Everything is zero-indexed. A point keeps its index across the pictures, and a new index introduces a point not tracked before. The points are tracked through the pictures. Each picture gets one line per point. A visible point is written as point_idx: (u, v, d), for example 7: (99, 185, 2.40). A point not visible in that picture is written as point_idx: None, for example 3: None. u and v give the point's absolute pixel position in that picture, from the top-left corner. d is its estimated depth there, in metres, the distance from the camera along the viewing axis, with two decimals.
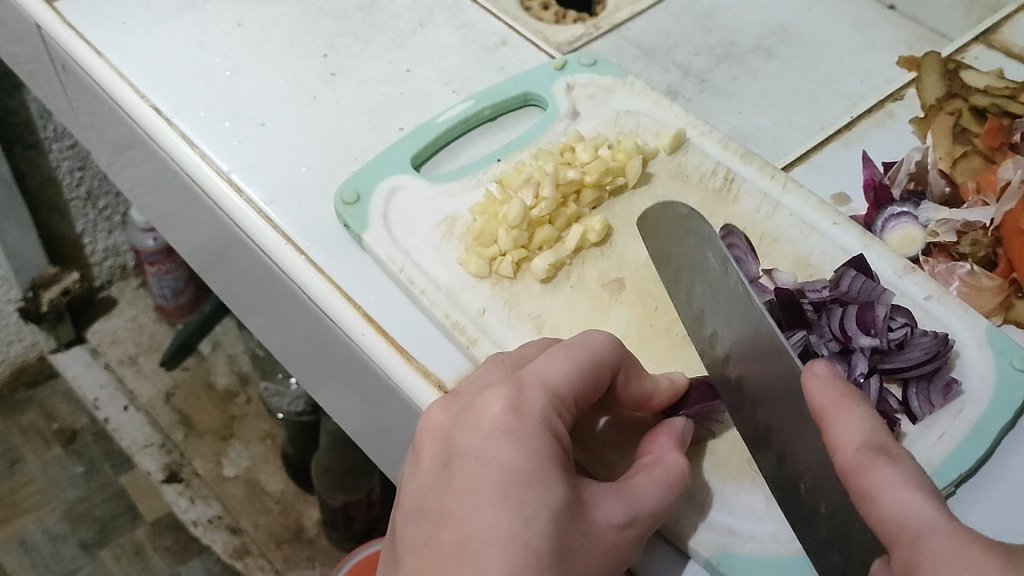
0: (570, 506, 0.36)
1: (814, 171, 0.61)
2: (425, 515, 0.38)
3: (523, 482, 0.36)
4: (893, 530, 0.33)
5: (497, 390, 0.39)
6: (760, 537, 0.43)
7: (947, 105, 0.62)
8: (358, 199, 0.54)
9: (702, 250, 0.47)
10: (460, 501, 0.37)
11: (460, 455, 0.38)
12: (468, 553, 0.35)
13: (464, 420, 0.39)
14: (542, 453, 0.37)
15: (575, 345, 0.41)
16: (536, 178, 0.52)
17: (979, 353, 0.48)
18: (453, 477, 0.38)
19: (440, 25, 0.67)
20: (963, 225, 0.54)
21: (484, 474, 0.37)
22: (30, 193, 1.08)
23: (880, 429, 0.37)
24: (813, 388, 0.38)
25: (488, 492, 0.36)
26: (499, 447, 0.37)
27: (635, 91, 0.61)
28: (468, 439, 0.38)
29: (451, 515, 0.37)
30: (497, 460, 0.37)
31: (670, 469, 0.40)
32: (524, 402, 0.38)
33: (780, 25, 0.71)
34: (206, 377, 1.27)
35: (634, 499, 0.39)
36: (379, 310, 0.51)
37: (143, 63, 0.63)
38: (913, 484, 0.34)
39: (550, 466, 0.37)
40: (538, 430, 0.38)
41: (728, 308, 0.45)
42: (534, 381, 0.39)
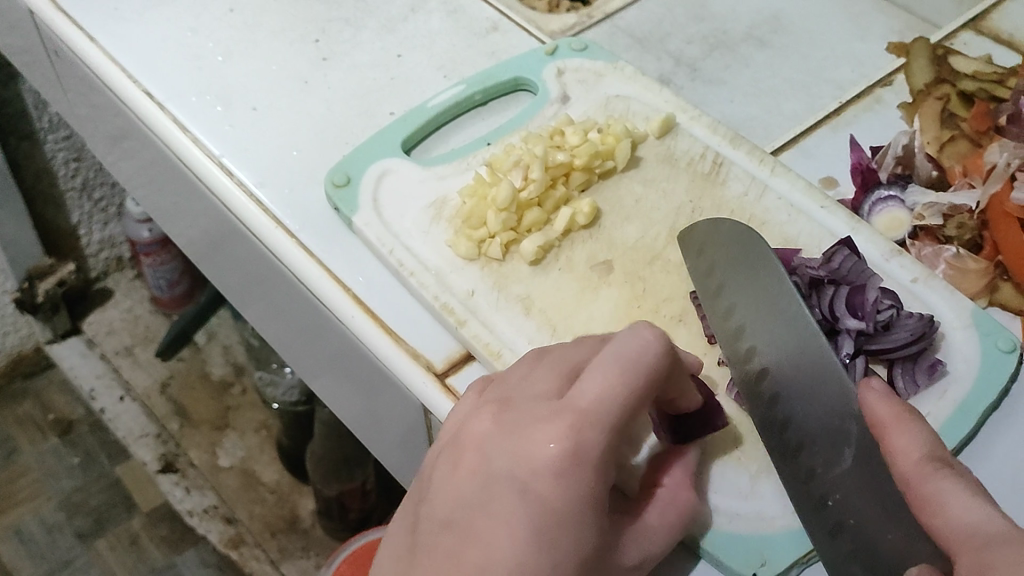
0: (595, 553, 0.37)
1: (802, 156, 0.61)
2: (450, 526, 0.38)
3: (560, 529, 0.36)
4: (954, 534, 0.34)
5: (553, 422, 0.38)
6: (745, 515, 0.43)
7: (936, 90, 0.62)
8: (348, 181, 0.55)
9: (757, 271, 0.46)
10: (489, 525, 0.37)
11: (502, 481, 0.38)
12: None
13: (513, 442, 0.38)
14: (586, 502, 0.37)
15: (631, 358, 0.38)
16: (525, 161, 0.53)
17: (964, 335, 0.49)
18: (490, 499, 0.38)
19: (431, 11, 0.68)
20: (949, 208, 0.54)
21: (524, 509, 0.36)
22: (26, 184, 1.09)
23: (938, 442, 0.38)
24: (872, 402, 0.39)
25: (523, 529, 0.36)
26: (546, 487, 0.37)
27: (626, 75, 0.61)
28: (517, 466, 0.38)
29: (478, 536, 0.37)
30: (541, 499, 0.36)
31: (682, 504, 0.41)
32: (582, 443, 0.37)
33: (772, 14, 0.71)
34: (202, 368, 1.27)
35: (652, 541, 0.40)
36: (369, 293, 0.52)
37: (135, 49, 0.63)
38: (974, 495, 0.35)
39: (589, 515, 0.37)
40: (589, 478, 0.37)
41: (779, 325, 0.44)
42: (593, 418, 0.37)
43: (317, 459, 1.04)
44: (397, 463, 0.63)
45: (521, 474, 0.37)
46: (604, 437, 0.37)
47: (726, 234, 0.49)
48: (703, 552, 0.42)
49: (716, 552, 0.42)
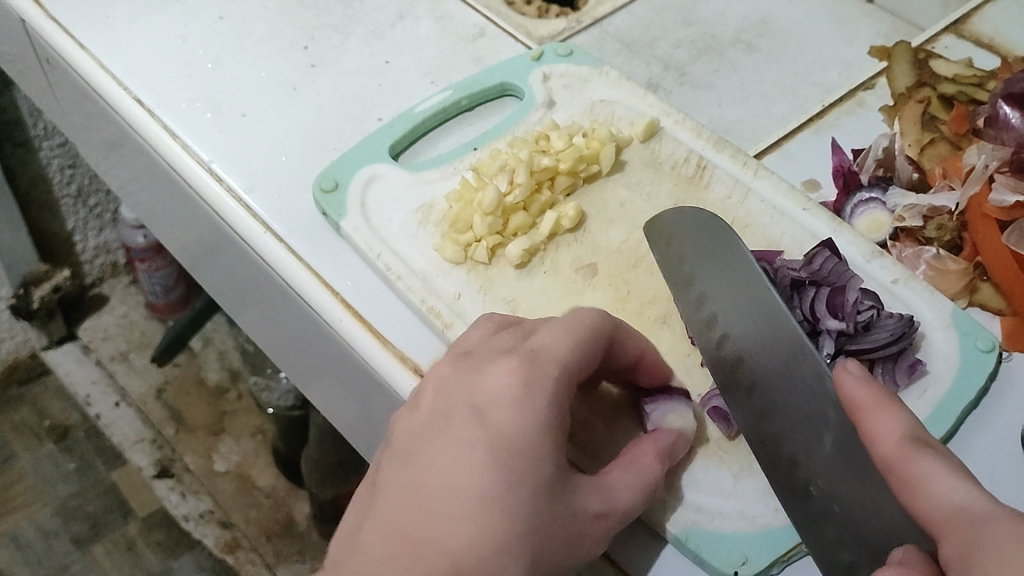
0: (556, 485, 0.37)
1: (785, 159, 0.62)
2: (411, 458, 0.39)
3: (519, 451, 0.37)
4: (944, 518, 0.33)
5: (507, 361, 0.40)
6: (726, 514, 0.44)
7: (916, 93, 0.63)
8: (336, 187, 0.55)
9: (727, 261, 0.48)
10: (448, 452, 0.38)
11: (460, 414, 0.39)
12: (445, 497, 0.37)
13: (472, 381, 0.40)
14: (542, 427, 0.38)
15: (573, 318, 0.41)
16: (511, 165, 0.53)
17: (944, 334, 0.49)
18: (450, 431, 0.39)
19: (419, 18, 0.68)
20: (930, 209, 0.55)
21: (481, 435, 0.38)
22: (21, 192, 1.09)
23: (917, 423, 0.37)
24: (851, 384, 0.39)
25: (482, 452, 0.37)
26: (503, 415, 0.38)
27: (611, 80, 0.62)
28: (473, 401, 0.39)
29: (438, 462, 0.38)
30: (497, 424, 0.38)
31: (647, 463, 0.40)
32: (535, 376, 0.39)
33: (759, 19, 0.72)
34: (198, 373, 1.28)
35: (612, 488, 0.39)
36: (357, 297, 0.52)
37: (127, 57, 0.64)
38: (962, 476, 0.34)
39: (546, 440, 0.38)
40: (544, 402, 0.38)
41: (747, 309, 0.46)
42: (544, 356, 0.40)
43: (314, 464, 1.05)
44: None
45: (478, 407, 0.39)
46: (553, 370, 0.39)
47: (691, 219, 0.51)
48: (686, 550, 0.43)
49: (699, 550, 0.42)
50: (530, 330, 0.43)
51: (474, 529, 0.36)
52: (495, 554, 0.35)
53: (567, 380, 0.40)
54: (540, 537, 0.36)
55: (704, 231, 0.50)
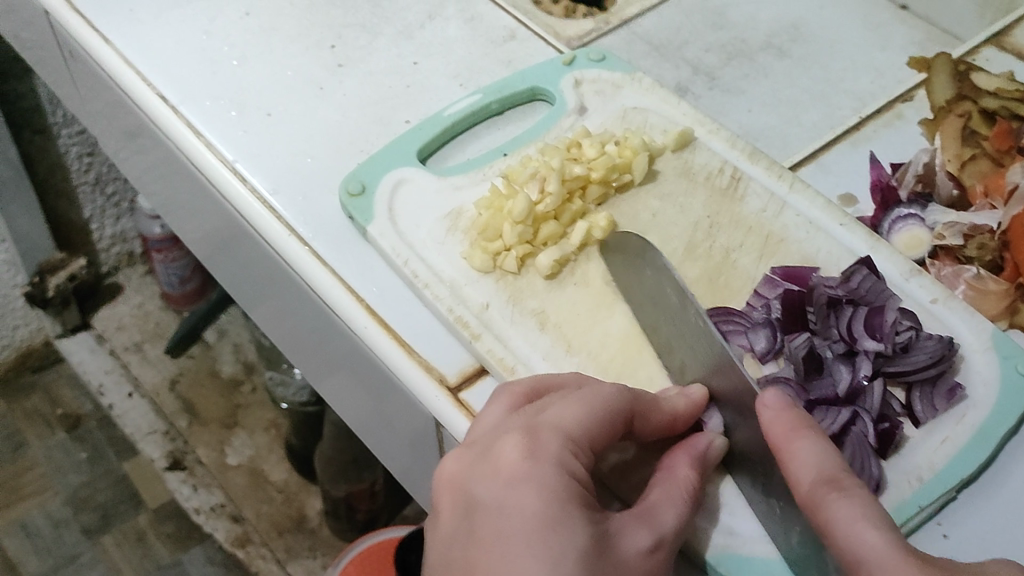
0: (595, 542, 0.35)
1: (821, 171, 0.61)
2: (451, 571, 0.37)
3: (545, 525, 0.35)
4: (856, 568, 0.34)
5: (511, 438, 0.38)
6: (759, 538, 0.43)
7: (957, 107, 0.62)
8: (363, 190, 0.54)
9: (661, 282, 0.46)
10: (486, 551, 0.35)
11: (483, 507, 0.37)
12: None
13: (480, 468, 0.38)
14: (562, 491, 0.36)
15: (584, 391, 0.40)
16: (542, 173, 0.52)
17: (984, 357, 0.48)
18: (478, 530, 0.36)
19: (448, 18, 0.67)
20: (970, 228, 0.54)
21: (506, 525, 0.36)
22: (38, 178, 1.09)
23: (830, 457, 0.37)
24: (766, 420, 0.39)
25: (513, 539, 0.35)
26: (521, 494, 0.36)
27: (643, 87, 0.61)
28: (487, 489, 0.37)
29: (477, 566, 0.35)
30: (518, 506, 0.36)
31: (685, 477, 0.40)
32: (539, 448, 0.37)
33: (792, 24, 0.71)
34: (211, 366, 1.27)
35: (656, 521, 0.37)
36: (382, 303, 0.51)
37: (151, 51, 0.63)
38: (870, 520, 0.35)
39: (568, 504, 0.36)
40: (555, 470, 0.37)
41: (693, 342, 0.45)
42: (547, 428, 0.38)
43: (327, 460, 1.03)
44: (404, 469, 0.63)
45: (496, 493, 0.37)
46: (558, 438, 0.38)
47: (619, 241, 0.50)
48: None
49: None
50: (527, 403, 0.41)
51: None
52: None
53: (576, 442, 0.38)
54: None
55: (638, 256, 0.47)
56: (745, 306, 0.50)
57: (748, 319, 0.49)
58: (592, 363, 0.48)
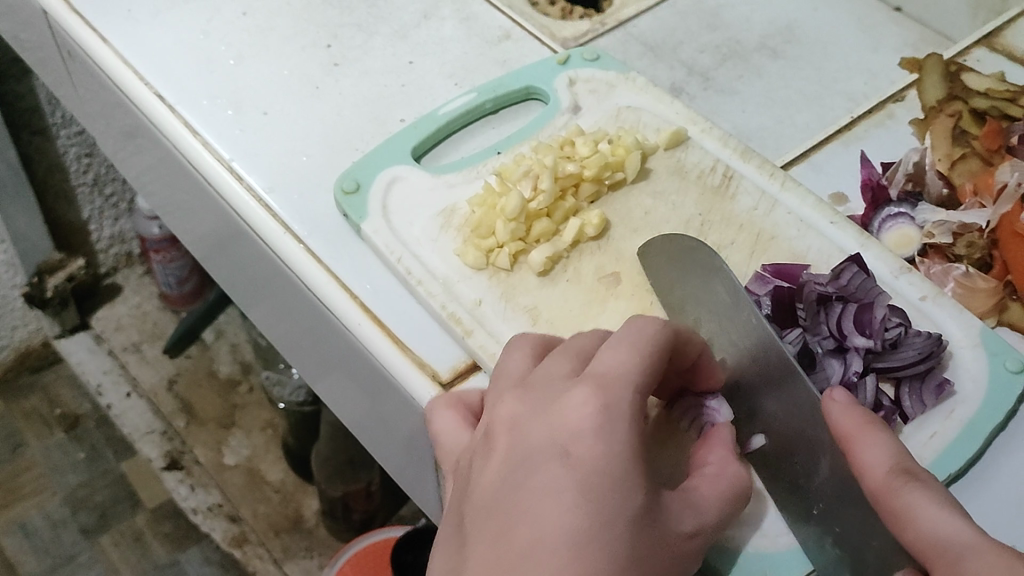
0: (646, 513, 0.36)
1: (813, 170, 0.61)
2: (494, 512, 0.36)
3: (608, 483, 0.35)
4: (929, 548, 0.35)
5: (581, 389, 0.38)
6: (750, 531, 0.43)
7: (947, 107, 0.62)
8: (358, 188, 0.55)
9: (715, 283, 0.47)
10: (537, 492, 0.35)
11: (540, 454, 0.37)
12: (545, 548, 0.34)
13: (544, 415, 0.38)
14: (626, 451, 0.36)
15: (630, 333, 0.40)
16: (535, 171, 0.53)
17: (972, 354, 0.48)
18: (534, 469, 0.36)
19: (444, 18, 0.68)
20: (960, 226, 0.54)
21: (568, 473, 0.35)
22: (37, 179, 1.09)
23: (902, 452, 0.39)
24: (836, 415, 0.40)
25: (571, 490, 0.35)
26: (588, 444, 0.36)
27: (636, 86, 0.61)
28: (548, 436, 0.37)
29: (526, 511, 0.35)
30: (582, 458, 0.36)
31: (737, 473, 0.40)
32: (609, 402, 0.37)
33: (786, 26, 0.71)
34: (209, 366, 1.27)
35: (697, 508, 0.38)
36: (376, 300, 0.52)
37: (149, 50, 0.64)
38: (946, 506, 0.36)
39: (632, 466, 0.36)
40: (623, 427, 0.37)
41: (735, 333, 0.46)
42: (614, 381, 0.38)
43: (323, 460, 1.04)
44: (399, 467, 0.63)
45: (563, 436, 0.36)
46: (626, 394, 0.38)
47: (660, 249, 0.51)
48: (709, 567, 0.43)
49: (721, 567, 0.42)
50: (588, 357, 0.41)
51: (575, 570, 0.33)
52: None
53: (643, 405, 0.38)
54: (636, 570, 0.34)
55: (687, 255, 0.49)
56: None
57: None
58: None
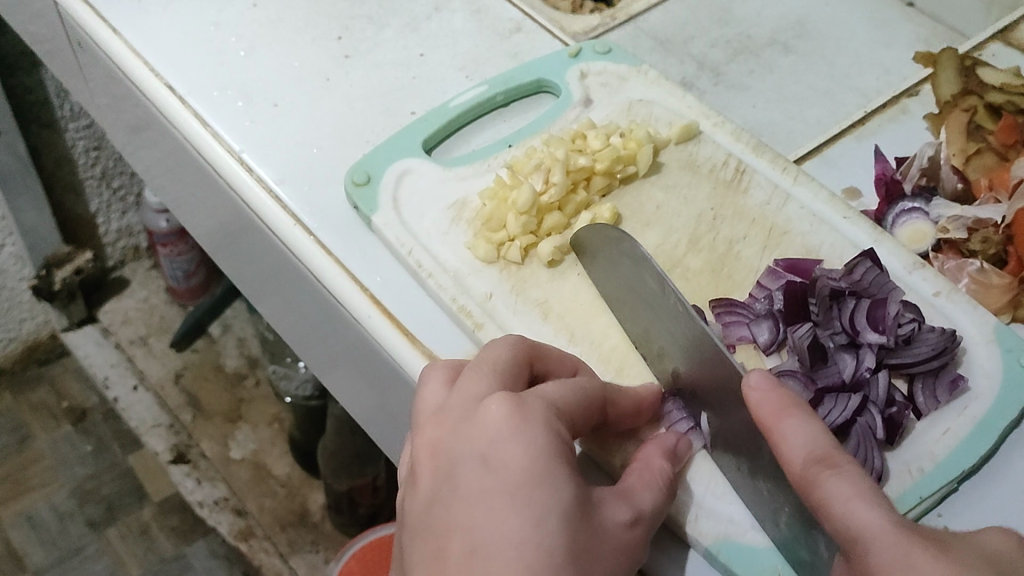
0: (581, 506, 0.35)
1: (825, 165, 0.61)
2: (431, 532, 0.36)
3: (533, 484, 0.35)
4: (846, 537, 0.34)
5: (497, 398, 0.37)
6: (759, 527, 0.43)
7: (963, 101, 0.61)
8: (368, 180, 0.54)
9: (640, 270, 0.46)
10: (464, 509, 0.35)
11: (465, 465, 0.37)
12: (482, 558, 0.34)
13: (464, 428, 0.38)
14: (548, 450, 0.36)
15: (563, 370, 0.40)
16: (546, 164, 0.52)
17: (987, 350, 0.48)
18: (459, 486, 0.36)
19: (455, 10, 0.67)
20: (974, 222, 0.54)
21: (495, 480, 0.35)
22: (46, 172, 1.09)
23: (823, 435, 0.37)
24: (755, 403, 0.39)
25: (498, 496, 0.35)
26: (506, 452, 0.36)
27: (649, 79, 0.61)
28: (470, 448, 0.37)
29: (460, 525, 0.35)
30: (504, 464, 0.35)
31: (661, 465, 0.41)
32: (525, 409, 0.37)
33: (799, 20, 0.71)
34: (216, 360, 1.27)
35: (634, 494, 0.38)
36: (386, 293, 0.51)
37: (158, 41, 0.63)
38: (863, 492, 0.34)
39: (556, 464, 0.35)
40: (540, 430, 0.36)
41: (670, 324, 0.45)
42: (534, 396, 0.38)
43: (330, 454, 1.04)
44: None
45: (481, 450, 0.36)
46: (541, 405, 0.38)
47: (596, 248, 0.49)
48: (717, 564, 0.42)
49: (730, 564, 0.41)
50: (505, 372, 0.40)
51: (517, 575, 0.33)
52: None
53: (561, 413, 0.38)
54: (579, 562, 0.34)
55: (614, 245, 0.48)
56: (749, 297, 0.50)
57: (750, 310, 0.49)
58: (595, 352, 0.48)
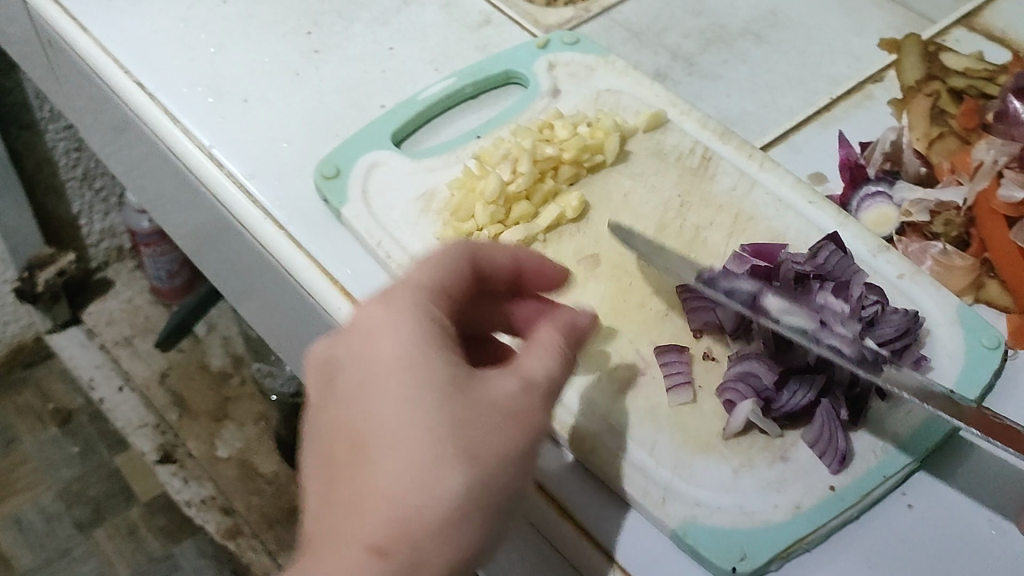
0: (458, 382, 0.36)
1: (793, 152, 0.62)
2: (317, 438, 0.37)
3: (407, 367, 0.36)
4: None
5: (373, 300, 0.39)
6: (726, 509, 0.43)
7: (926, 87, 0.62)
8: (338, 173, 0.55)
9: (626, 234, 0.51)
10: (350, 400, 0.36)
11: (344, 365, 0.38)
12: (370, 451, 0.35)
13: (344, 332, 0.39)
14: (418, 335, 0.37)
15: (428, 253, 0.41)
16: (514, 154, 0.53)
17: (949, 330, 0.49)
18: (340, 388, 0.37)
19: (425, 4, 0.68)
20: (936, 204, 0.55)
21: (368, 373, 0.36)
22: (26, 174, 1.09)
23: None
24: None
25: (384, 385, 0.36)
26: (378, 344, 0.37)
27: (617, 69, 0.61)
28: (343, 348, 0.38)
29: (348, 420, 0.36)
30: (381, 355, 0.37)
31: (548, 340, 0.39)
32: (392, 298, 0.38)
33: (770, 10, 0.71)
34: (200, 360, 1.26)
35: (518, 361, 0.38)
36: (357, 285, 0.52)
37: (130, 39, 0.64)
38: None
39: (428, 347, 0.36)
40: (408, 316, 0.37)
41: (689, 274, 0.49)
42: (407, 283, 0.39)
43: None
44: None
45: (358, 341, 0.38)
46: (411, 292, 0.38)
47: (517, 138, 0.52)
48: (685, 546, 0.42)
49: (697, 545, 0.42)
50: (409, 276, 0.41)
51: (394, 455, 0.34)
52: (421, 472, 0.34)
53: (431, 295, 0.39)
54: (460, 430, 0.35)
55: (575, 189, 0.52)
56: None
57: (715, 296, 0.49)
58: None
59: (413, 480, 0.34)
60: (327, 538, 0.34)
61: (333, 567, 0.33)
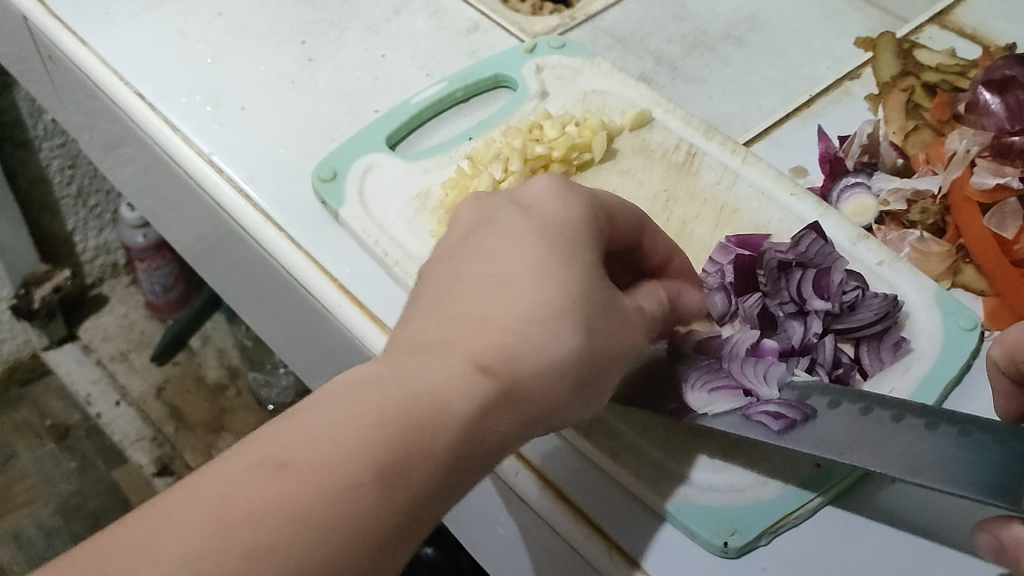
0: (604, 280, 0.38)
1: (773, 147, 0.64)
2: (449, 259, 0.38)
3: (569, 234, 0.38)
4: None
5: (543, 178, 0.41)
6: (716, 488, 0.44)
7: (901, 82, 0.64)
8: (335, 176, 0.56)
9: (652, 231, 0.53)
10: (493, 239, 0.38)
11: (502, 211, 0.39)
12: (507, 282, 0.36)
13: (509, 194, 0.40)
14: (583, 223, 0.39)
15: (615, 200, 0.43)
16: (505, 153, 0.55)
17: (928, 314, 0.50)
18: (493, 224, 0.39)
19: (415, 12, 0.70)
20: (913, 194, 0.57)
21: (524, 224, 0.38)
22: (21, 192, 1.10)
23: None
24: None
25: (533, 236, 0.38)
26: (547, 207, 0.39)
27: (602, 71, 0.63)
28: (506, 202, 0.40)
29: (488, 252, 0.37)
30: (543, 216, 0.39)
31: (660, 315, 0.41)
32: (572, 188, 0.40)
33: (751, 14, 0.73)
34: (196, 372, 1.28)
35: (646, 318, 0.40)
36: (355, 283, 0.53)
37: (128, 53, 0.65)
38: None
39: (585, 236, 0.38)
40: (581, 203, 0.40)
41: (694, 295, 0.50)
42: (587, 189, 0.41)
43: None
44: None
45: (519, 203, 0.40)
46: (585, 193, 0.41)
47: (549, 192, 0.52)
48: (678, 524, 0.43)
49: (689, 523, 0.43)
50: None
51: (540, 291, 0.35)
52: (553, 315, 0.35)
53: (606, 217, 0.41)
54: (592, 311, 0.36)
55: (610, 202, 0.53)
56: (700, 272, 0.52)
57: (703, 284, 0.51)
58: None
59: (547, 323, 0.35)
60: (437, 346, 0.34)
61: (440, 366, 0.33)
